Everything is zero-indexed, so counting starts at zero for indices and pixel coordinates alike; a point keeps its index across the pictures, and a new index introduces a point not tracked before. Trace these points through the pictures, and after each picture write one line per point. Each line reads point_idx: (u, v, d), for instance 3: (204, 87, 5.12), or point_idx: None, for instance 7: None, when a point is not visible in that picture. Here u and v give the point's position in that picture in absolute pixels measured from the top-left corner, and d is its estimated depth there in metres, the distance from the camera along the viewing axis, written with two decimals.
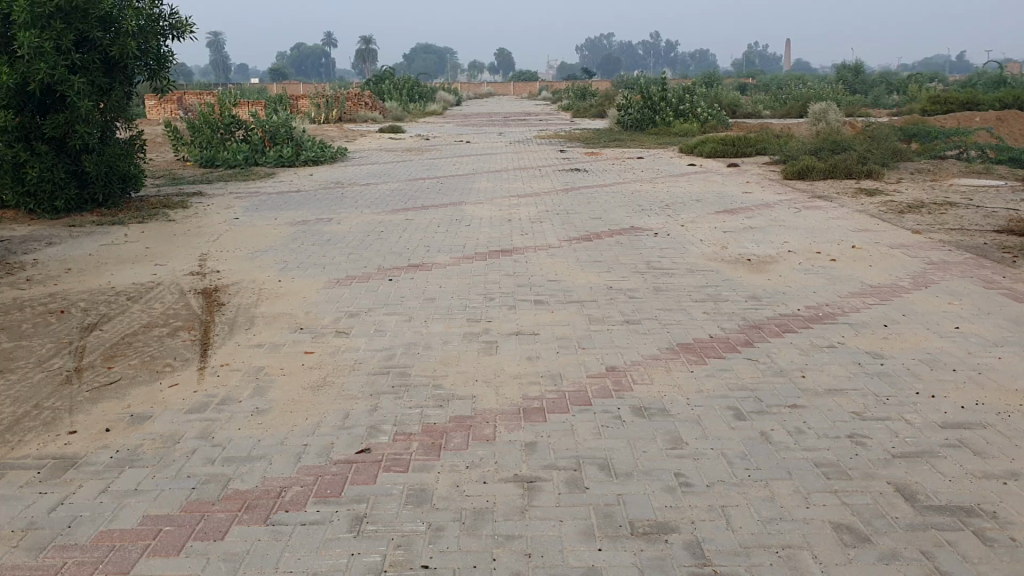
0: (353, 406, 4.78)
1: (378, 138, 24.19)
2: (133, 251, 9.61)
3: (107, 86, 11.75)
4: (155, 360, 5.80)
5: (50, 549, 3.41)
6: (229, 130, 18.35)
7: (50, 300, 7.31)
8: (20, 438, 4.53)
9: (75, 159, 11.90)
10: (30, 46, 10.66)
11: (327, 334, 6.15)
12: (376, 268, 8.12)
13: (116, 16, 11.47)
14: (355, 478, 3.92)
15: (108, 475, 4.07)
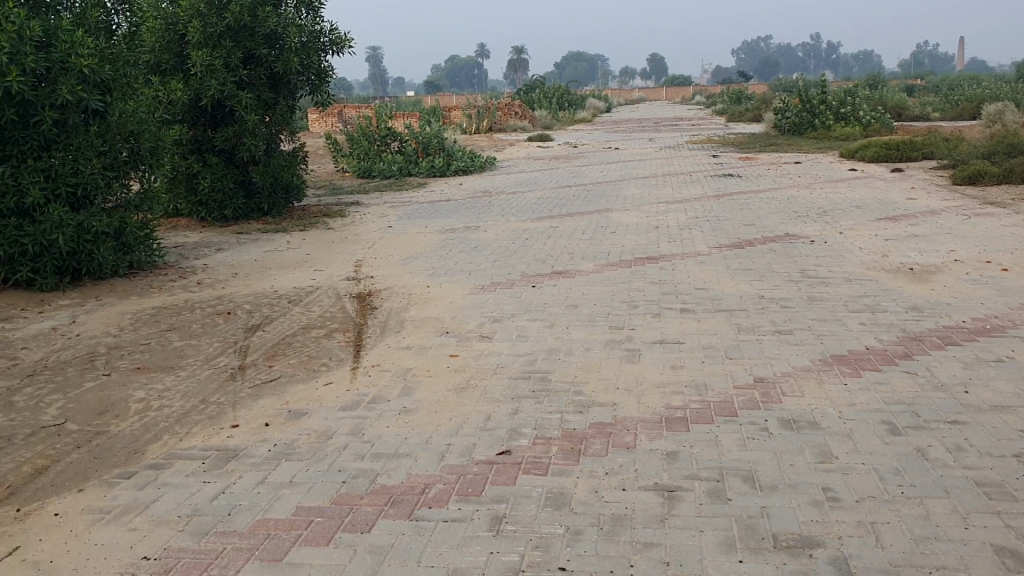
0: (496, 409, 4.87)
1: (528, 146, 24.52)
2: (295, 257, 10.11)
3: (272, 101, 12.43)
4: (312, 359, 6.08)
5: (212, 535, 3.64)
6: (385, 142, 19.02)
7: (218, 302, 7.79)
8: (188, 430, 4.85)
9: (243, 170, 12.63)
10: (203, 64, 11.46)
11: (472, 338, 6.28)
12: (521, 275, 8.22)
13: (280, 33, 12.08)
14: (496, 479, 3.99)
15: (265, 467, 4.31)
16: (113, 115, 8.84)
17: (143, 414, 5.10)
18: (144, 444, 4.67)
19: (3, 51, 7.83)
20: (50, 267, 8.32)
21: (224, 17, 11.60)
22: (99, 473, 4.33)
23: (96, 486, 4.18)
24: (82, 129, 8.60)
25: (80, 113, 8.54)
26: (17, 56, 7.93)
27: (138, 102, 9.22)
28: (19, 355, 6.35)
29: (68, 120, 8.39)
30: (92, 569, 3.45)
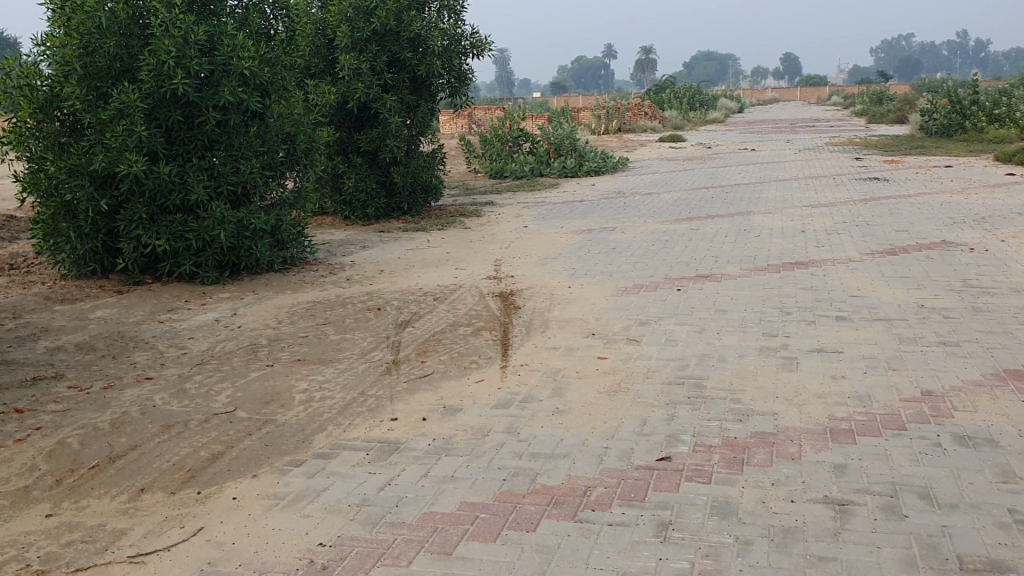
0: (652, 414, 4.83)
1: (659, 147, 24.28)
2: (436, 255, 10.31)
3: (413, 103, 12.69)
4: (463, 356, 6.19)
5: (382, 525, 3.75)
6: (518, 143, 19.17)
7: (367, 298, 8.02)
8: (350, 422, 5.02)
9: (385, 171, 12.96)
10: (350, 67, 11.85)
11: (620, 340, 6.26)
12: (664, 278, 8.15)
13: (424, 37, 12.31)
14: (658, 485, 3.96)
15: (427, 461, 4.41)
16: (271, 117, 9.23)
17: (307, 404, 5.29)
18: (309, 433, 4.85)
19: (170, 55, 8.28)
20: (211, 260, 8.77)
21: (371, 21, 11.93)
22: (270, 460, 4.53)
23: (269, 473, 4.37)
24: (241, 130, 9.00)
25: (241, 114, 8.94)
26: (183, 60, 8.38)
27: (293, 105, 9.58)
28: (187, 344, 6.70)
29: (229, 121, 8.80)
30: (272, 552, 3.60)
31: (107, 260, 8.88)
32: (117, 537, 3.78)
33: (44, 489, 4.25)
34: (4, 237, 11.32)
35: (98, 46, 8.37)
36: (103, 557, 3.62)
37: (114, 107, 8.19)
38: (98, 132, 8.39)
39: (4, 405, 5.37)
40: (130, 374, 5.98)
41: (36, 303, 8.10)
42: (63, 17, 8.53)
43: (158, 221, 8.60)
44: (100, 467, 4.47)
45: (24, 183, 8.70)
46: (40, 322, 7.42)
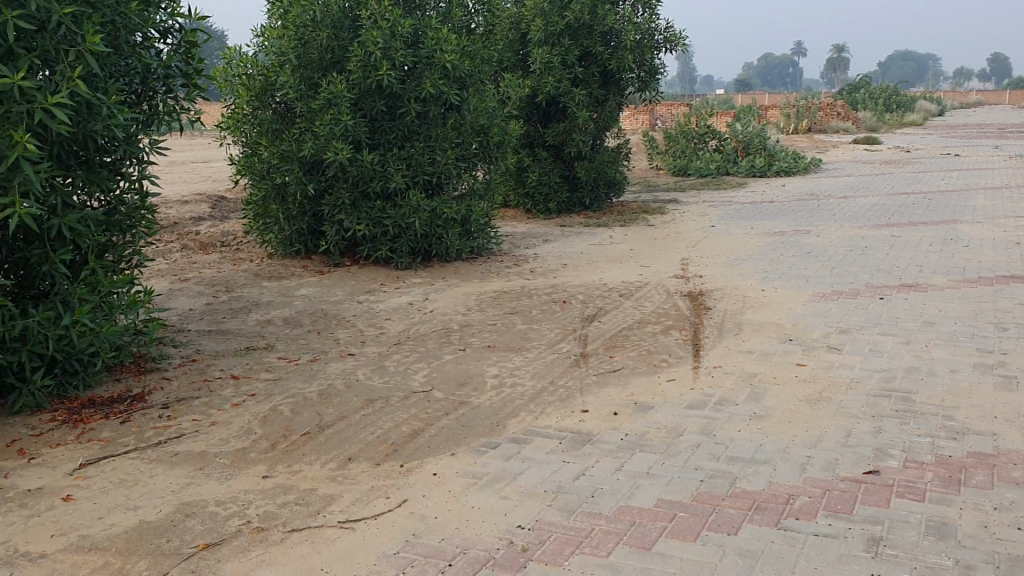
0: (856, 425, 4.63)
1: (852, 149, 23.24)
2: (621, 251, 10.28)
3: (602, 98, 12.69)
4: (653, 354, 6.14)
5: (580, 514, 3.77)
6: (703, 140, 18.86)
7: (553, 291, 8.09)
8: (543, 410, 5.08)
9: (570, 165, 13.03)
10: (543, 61, 12.00)
11: (818, 348, 6.04)
12: (864, 285, 7.79)
13: (617, 31, 12.29)
14: (866, 498, 3.79)
15: (622, 455, 4.40)
16: (467, 109, 9.46)
17: (500, 389, 5.40)
18: (503, 418, 4.95)
19: (377, 46, 8.62)
20: (406, 246, 9.10)
21: (565, 16, 12.03)
22: (467, 440, 4.65)
23: (466, 453, 4.49)
24: (439, 122, 9.26)
25: (440, 107, 9.20)
26: (389, 52, 8.70)
27: (488, 98, 9.78)
28: (384, 325, 6.99)
29: (429, 112, 9.08)
30: (474, 529, 3.70)
31: (310, 241, 9.39)
32: (328, 502, 3.98)
33: (259, 451, 4.53)
34: (216, 216, 12.15)
35: (311, 37, 8.81)
36: (316, 520, 3.82)
37: (323, 96, 8.60)
38: (307, 120, 8.84)
39: (222, 371, 5.76)
40: (333, 349, 6.30)
41: (246, 279, 8.65)
42: (281, 10, 9.03)
43: (359, 206, 9.00)
44: (309, 435, 4.72)
45: (240, 166, 9.31)
46: (250, 297, 7.93)
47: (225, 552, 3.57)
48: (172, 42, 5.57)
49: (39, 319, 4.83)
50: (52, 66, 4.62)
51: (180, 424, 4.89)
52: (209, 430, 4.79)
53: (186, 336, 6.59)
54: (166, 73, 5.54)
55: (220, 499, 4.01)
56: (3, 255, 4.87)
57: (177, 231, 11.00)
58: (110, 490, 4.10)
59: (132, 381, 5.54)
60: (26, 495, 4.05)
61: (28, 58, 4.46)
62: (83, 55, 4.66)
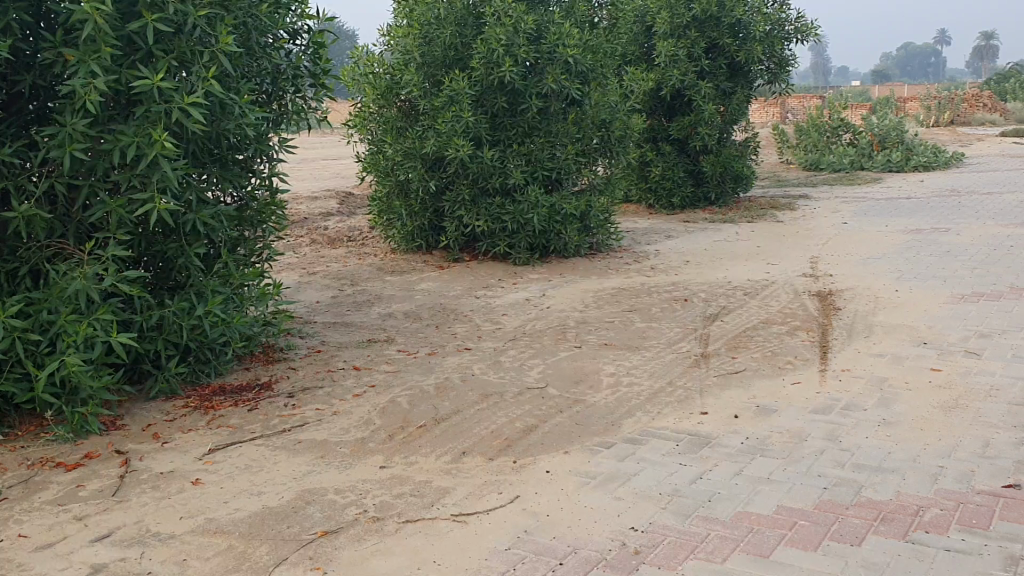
0: (995, 436, 4.36)
1: (1000, 142, 21.96)
2: (746, 248, 10.01)
3: (730, 90, 12.39)
4: (777, 355, 5.95)
5: (695, 518, 3.68)
6: (837, 134, 18.20)
7: (674, 288, 7.94)
8: (660, 410, 4.99)
9: (695, 160, 12.79)
10: (668, 54, 11.82)
11: (956, 353, 5.72)
12: (1009, 287, 7.33)
13: (746, 22, 11.99)
14: (1004, 514, 3.56)
15: (741, 459, 4.28)
16: (589, 104, 9.34)
17: (617, 388, 5.34)
18: (619, 417, 4.89)
19: (500, 43, 8.64)
20: (524, 242, 9.13)
21: (692, 8, 11.83)
22: (582, 438, 4.61)
23: (580, 451, 4.45)
24: (561, 117, 9.21)
25: (561, 102, 9.14)
26: (512, 49, 8.72)
27: (611, 93, 9.65)
28: (502, 320, 7.01)
29: (550, 109, 9.01)
30: (586, 529, 3.66)
31: (431, 237, 9.54)
32: (442, 495, 4.02)
33: (378, 442, 4.62)
34: (343, 211, 12.48)
35: (436, 35, 8.93)
36: (430, 512, 3.86)
37: (446, 93, 8.70)
38: (431, 118, 8.96)
39: (345, 363, 5.91)
40: (451, 343, 6.36)
41: (371, 273, 8.84)
42: (407, 9, 9.18)
43: (479, 202, 9.10)
44: (426, 427, 4.78)
45: (366, 163, 9.53)
46: (374, 291, 8.10)
47: (341, 540, 3.64)
48: (302, 43, 5.74)
49: (174, 309, 5.07)
50: (189, 67, 4.80)
51: (303, 412, 5.04)
52: (331, 420, 4.91)
53: (312, 328, 6.79)
54: (295, 73, 5.70)
55: (339, 488, 4.10)
56: (144, 250, 5.11)
57: (307, 225, 11.35)
58: (237, 475, 4.25)
59: (260, 370, 5.74)
60: (159, 477, 4.24)
61: (167, 59, 4.64)
62: (217, 56, 4.82)
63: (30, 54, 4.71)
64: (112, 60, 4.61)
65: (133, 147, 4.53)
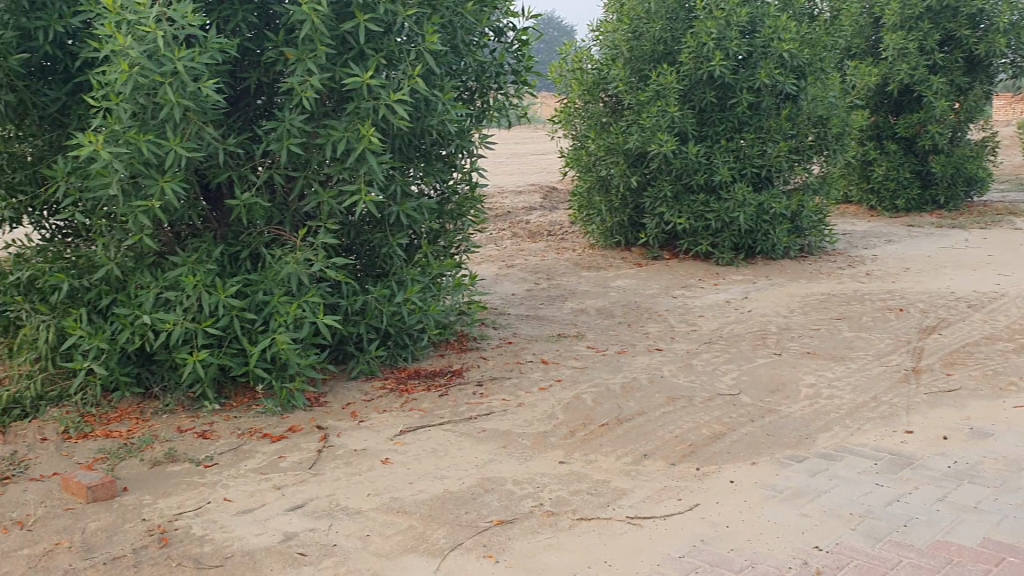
0: None
1: None
2: (977, 257, 9.24)
3: (966, 86, 11.49)
4: (1000, 375, 5.46)
5: (887, 543, 3.45)
6: None
7: (889, 297, 7.47)
8: (860, 426, 4.71)
9: (922, 160, 11.94)
10: (896, 47, 11.14)
11: None
12: None
13: (989, 12, 11.09)
14: None
15: (946, 484, 3.96)
16: (804, 100, 8.85)
17: (814, 400, 5.09)
18: (814, 430, 4.66)
19: (711, 37, 8.42)
20: (728, 241, 8.87)
21: None
22: (771, 450, 4.43)
23: (767, 462, 4.28)
24: (773, 113, 8.82)
25: (774, 97, 8.76)
26: (723, 42, 8.47)
27: (831, 87, 9.10)
28: (698, 322, 6.86)
29: (762, 103, 8.65)
30: (767, 543, 3.52)
31: (631, 233, 9.48)
32: (620, 495, 3.98)
33: (560, 437, 4.64)
34: (547, 205, 12.61)
35: (645, 30, 8.85)
36: (606, 511, 3.84)
37: (652, 88, 8.60)
38: (636, 113, 8.87)
39: (535, 355, 5.97)
40: (643, 343, 6.29)
41: (568, 268, 8.90)
42: (618, 3, 9.16)
43: (682, 199, 8.93)
44: (610, 426, 4.75)
45: (569, 158, 9.58)
46: (569, 285, 8.14)
47: (516, 531, 3.69)
48: (507, 40, 5.83)
49: (376, 296, 5.31)
50: (396, 65, 4.97)
51: (491, 402, 5.14)
52: (517, 411, 4.98)
53: (506, 320, 6.91)
54: (499, 70, 5.79)
55: (518, 479, 4.15)
56: (352, 238, 5.39)
57: (510, 219, 11.57)
58: (423, 458, 4.40)
59: (453, 358, 5.91)
60: (352, 454, 4.46)
61: (376, 58, 4.83)
62: (423, 54, 4.97)
63: (256, 53, 5.08)
64: (327, 58, 4.86)
65: (344, 141, 4.76)
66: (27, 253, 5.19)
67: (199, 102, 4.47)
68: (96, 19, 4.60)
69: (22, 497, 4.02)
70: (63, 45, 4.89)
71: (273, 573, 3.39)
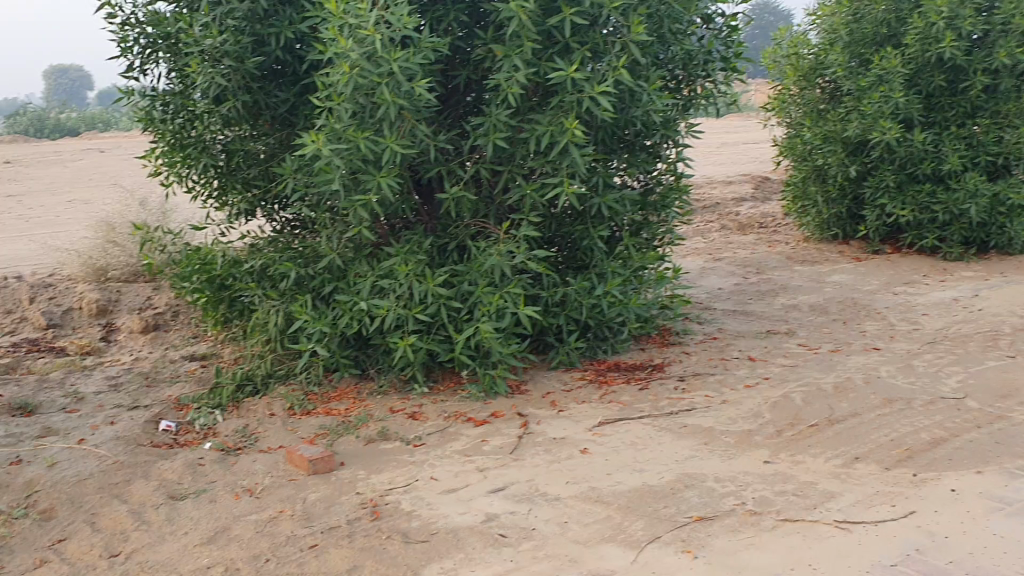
0: None
1: None
2: None
3: None
4: None
5: None
6: None
7: None
8: None
9: None
10: None
11: None
12: None
13: None
14: None
15: None
16: None
17: None
18: None
19: (941, 16, 7.84)
20: (958, 234, 8.25)
21: None
22: (1000, 460, 4.10)
23: (996, 473, 3.97)
24: (1014, 95, 8.07)
25: (1015, 78, 8.04)
26: (956, 21, 7.87)
27: None
28: (922, 321, 6.43)
29: (1000, 86, 7.98)
30: (992, 559, 3.27)
31: (849, 226, 9.02)
32: (828, 499, 3.82)
33: (765, 435, 4.50)
34: (759, 197, 12.21)
35: (868, 11, 8.39)
36: (812, 514, 3.69)
37: (874, 73, 8.13)
38: (856, 99, 8.42)
39: (740, 352, 5.82)
40: (859, 342, 5.98)
41: (779, 262, 8.58)
42: None
43: (906, 189, 8.37)
44: (819, 426, 4.56)
45: (783, 147, 9.23)
46: (780, 280, 7.86)
47: (716, 528, 3.62)
48: (715, 28, 5.72)
49: (577, 288, 5.35)
50: (602, 58, 4.97)
51: (693, 397, 5.06)
52: (719, 408, 4.88)
53: (712, 315, 6.77)
54: (706, 58, 5.66)
55: (719, 476, 4.07)
56: (555, 230, 5.46)
57: (719, 211, 11.31)
58: (623, 450, 4.40)
59: (655, 352, 5.87)
60: (552, 442, 4.53)
61: (581, 51, 4.85)
62: (629, 45, 4.91)
63: (466, 51, 5.25)
64: (534, 53, 4.93)
65: (547, 135, 4.81)
66: (260, 244, 5.71)
67: (412, 100, 4.67)
68: (321, 24, 4.91)
69: (253, 466, 4.38)
70: (292, 50, 5.25)
71: (474, 552, 3.51)
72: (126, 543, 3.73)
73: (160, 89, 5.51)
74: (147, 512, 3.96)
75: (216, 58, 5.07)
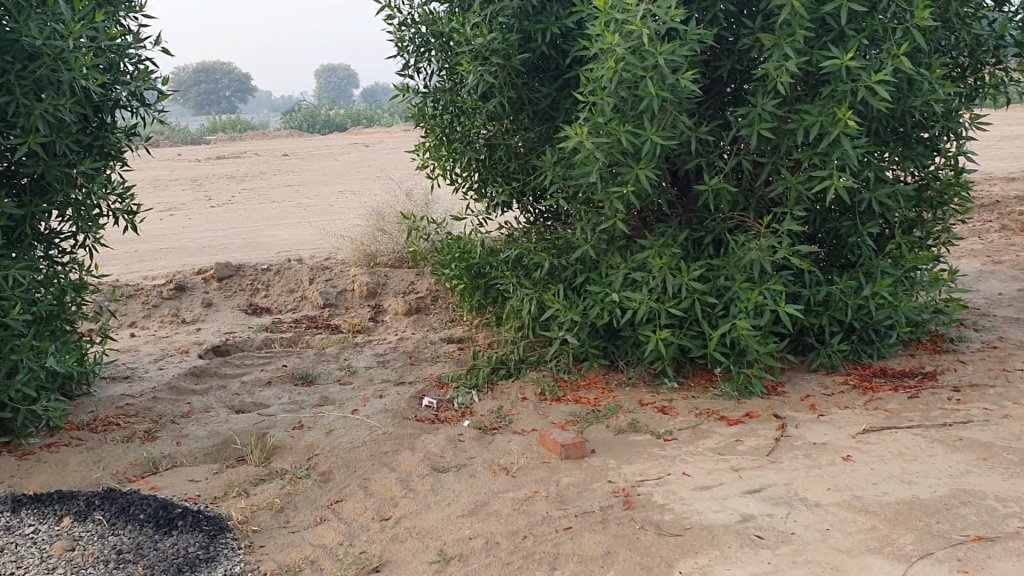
0: None
1: None
2: None
3: None
4: None
5: None
6: None
7: None
8: None
9: None
10: None
11: None
12: None
13: None
14: None
15: None
16: None
17: None
18: None
19: None
20: None
21: None
22: None
23: None
24: None
25: None
26: None
27: None
28: None
29: None
30: None
31: None
32: None
33: None
34: None
35: None
36: None
37: None
38: None
39: None
40: None
41: None
42: None
43: None
44: None
45: None
46: None
47: (997, 550, 3.35)
48: (1008, 10, 5.28)
49: (842, 287, 5.10)
50: (880, 45, 4.71)
51: (969, 409, 4.70)
52: (1000, 423, 4.49)
53: (990, 321, 6.24)
54: (998, 43, 5.21)
55: (1001, 495, 3.75)
56: (818, 226, 5.24)
57: (999, 210, 10.39)
58: (889, 460, 4.16)
59: (926, 358, 5.49)
60: (812, 446, 4.36)
61: (858, 38, 4.60)
62: (911, 30, 4.64)
63: (731, 41, 5.15)
64: (806, 42, 4.75)
65: (817, 126, 4.62)
66: (515, 235, 5.92)
67: (676, 93, 4.64)
68: (588, 18, 4.99)
69: (509, 446, 4.55)
70: (557, 46, 5.38)
71: (730, 550, 3.45)
72: (395, 509, 3.99)
73: (432, 86, 5.83)
74: (413, 481, 4.22)
75: (485, 57, 5.27)
